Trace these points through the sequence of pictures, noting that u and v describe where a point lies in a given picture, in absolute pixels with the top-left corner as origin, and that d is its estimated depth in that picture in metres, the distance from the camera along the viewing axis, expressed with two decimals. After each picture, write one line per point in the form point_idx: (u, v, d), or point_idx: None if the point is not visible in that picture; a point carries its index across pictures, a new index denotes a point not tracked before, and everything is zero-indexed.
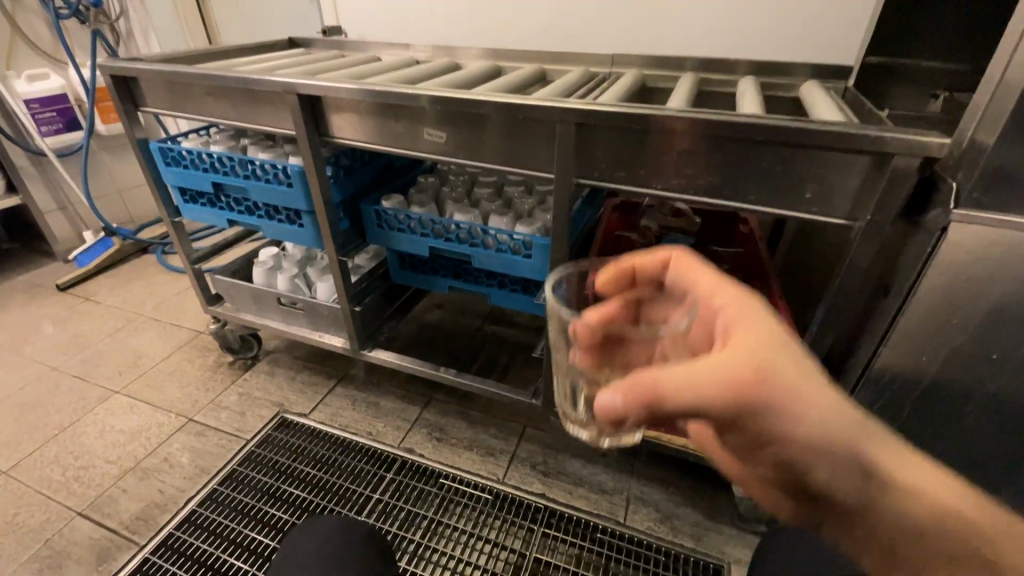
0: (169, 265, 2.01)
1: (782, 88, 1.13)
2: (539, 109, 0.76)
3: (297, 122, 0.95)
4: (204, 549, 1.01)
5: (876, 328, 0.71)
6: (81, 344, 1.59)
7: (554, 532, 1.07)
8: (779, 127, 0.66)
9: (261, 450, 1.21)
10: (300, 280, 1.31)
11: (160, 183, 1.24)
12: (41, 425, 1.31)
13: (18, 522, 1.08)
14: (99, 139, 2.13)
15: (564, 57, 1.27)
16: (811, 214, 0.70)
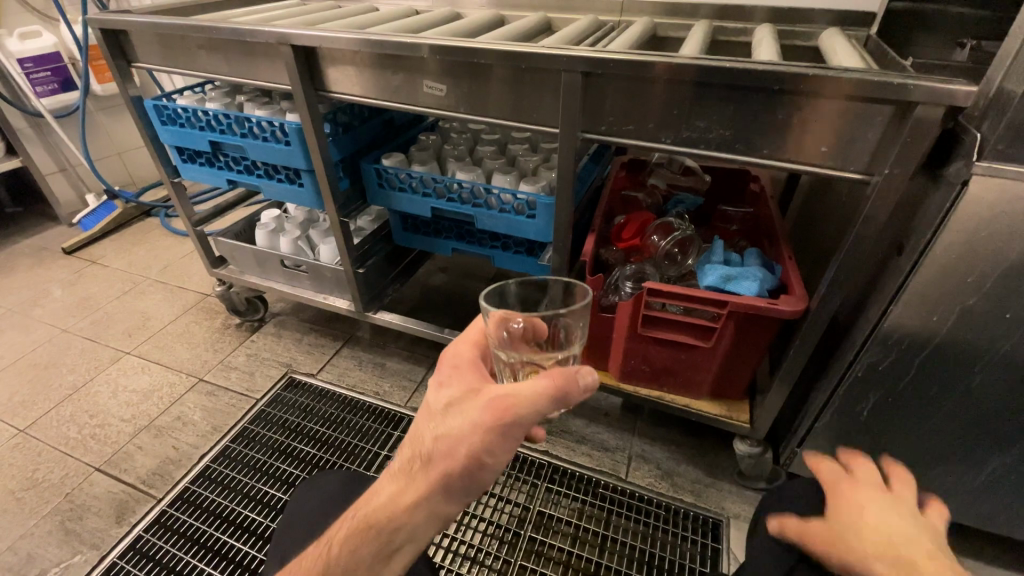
0: (172, 229, 2.00)
1: (801, 37, 1.08)
2: (543, 59, 0.73)
3: (292, 75, 0.92)
4: (219, 502, 1.04)
5: (887, 287, 0.69)
6: (90, 306, 1.61)
7: (557, 487, 1.10)
8: (796, 75, 0.62)
9: (271, 409, 1.23)
10: (303, 242, 1.30)
11: (158, 142, 1.22)
12: (56, 385, 1.34)
13: (39, 476, 1.12)
14: (97, 99, 2.08)
15: (571, 5, 1.21)
16: (826, 169, 0.68)
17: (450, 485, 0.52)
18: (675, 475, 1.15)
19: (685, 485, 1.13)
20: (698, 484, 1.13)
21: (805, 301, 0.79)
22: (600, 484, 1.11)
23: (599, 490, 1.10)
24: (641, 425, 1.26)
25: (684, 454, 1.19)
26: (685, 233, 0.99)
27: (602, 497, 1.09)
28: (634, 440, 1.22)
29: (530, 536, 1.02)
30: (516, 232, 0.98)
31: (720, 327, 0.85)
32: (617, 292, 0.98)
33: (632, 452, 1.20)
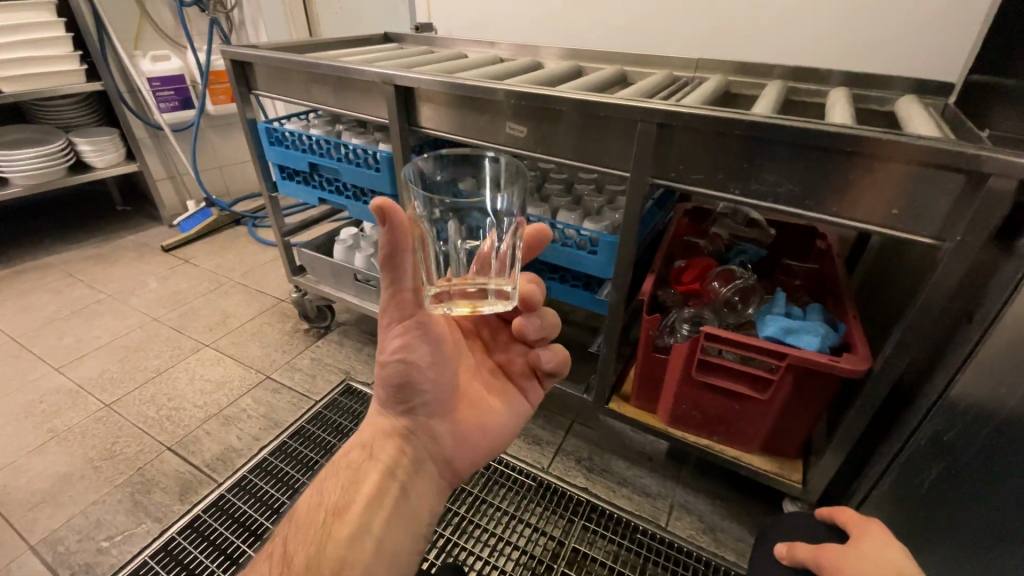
0: (257, 237, 2.19)
1: (877, 101, 1.09)
2: (621, 109, 0.79)
3: (390, 111, 1.03)
4: (272, 494, 1.11)
5: (957, 355, 0.68)
6: (180, 300, 1.78)
7: (594, 526, 1.09)
8: (869, 140, 0.64)
9: (327, 412, 1.30)
10: (375, 259, 1.40)
11: (262, 159, 1.37)
12: (144, 367, 1.48)
13: (119, 448, 1.23)
14: (208, 118, 2.35)
15: (648, 60, 1.28)
16: (897, 231, 0.68)
17: (385, 403, 0.63)
18: (718, 531, 1.11)
19: (727, 542, 1.09)
20: (741, 543, 1.09)
21: (869, 361, 0.78)
22: (638, 529, 1.09)
23: (637, 535, 1.08)
24: (684, 474, 1.23)
25: (728, 510, 1.15)
26: (747, 283, 0.99)
27: (639, 542, 1.06)
28: (676, 488, 1.20)
29: (563, 572, 1.01)
30: (578, 266, 1.02)
31: (777, 378, 0.85)
32: (672, 334, 0.99)
33: (673, 500, 1.18)
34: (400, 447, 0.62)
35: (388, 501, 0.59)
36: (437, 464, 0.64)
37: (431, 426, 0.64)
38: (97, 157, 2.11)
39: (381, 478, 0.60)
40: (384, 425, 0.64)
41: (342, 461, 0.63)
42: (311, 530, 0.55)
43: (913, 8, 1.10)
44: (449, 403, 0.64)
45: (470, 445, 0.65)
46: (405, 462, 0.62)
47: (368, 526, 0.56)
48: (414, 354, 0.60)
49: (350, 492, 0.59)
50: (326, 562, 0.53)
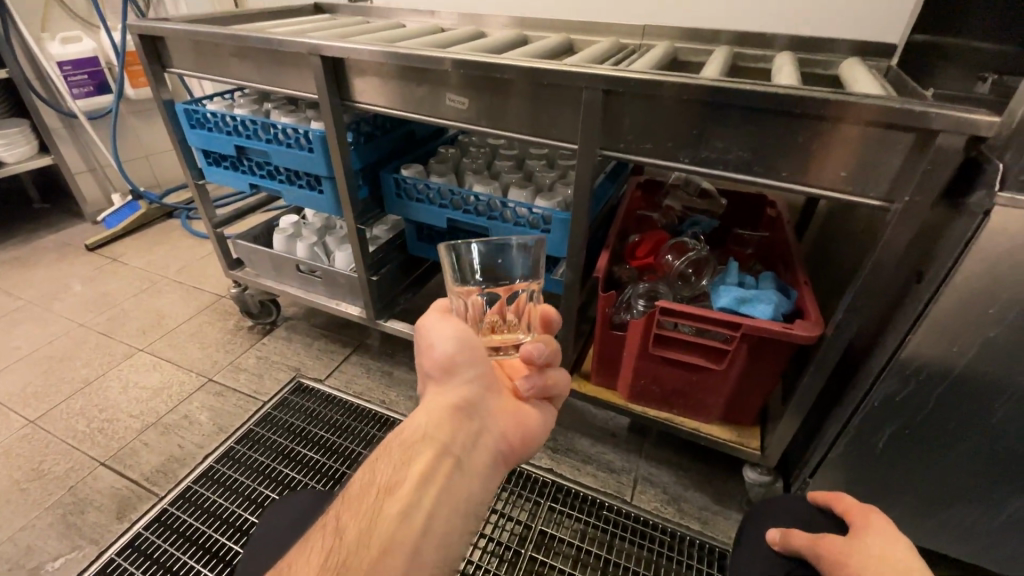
0: (192, 230, 2.04)
1: (822, 65, 1.08)
2: (565, 75, 0.74)
3: (319, 85, 0.94)
4: (220, 504, 1.03)
5: (906, 316, 0.68)
6: (108, 302, 1.64)
7: (561, 507, 1.08)
8: (817, 99, 0.63)
9: (277, 413, 1.23)
10: (319, 248, 1.32)
11: (185, 145, 1.25)
12: (69, 378, 1.35)
13: (44, 468, 1.12)
14: (129, 103, 2.15)
15: (594, 28, 1.23)
16: (845, 194, 0.67)
17: (437, 376, 0.59)
18: (682, 501, 1.12)
19: (692, 511, 1.10)
20: (704, 511, 1.11)
21: (821, 327, 0.78)
22: (604, 506, 1.08)
23: (603, 512, 1.07)
24: (648, 448, 1.24)
25: (691, 479, 1.17)
26: (700, 254, 0.98)
27: (606, 519, 1.06)
28: (640, 462, 1.21)
29: (532, 556, 1.00)
30: None
31: (732, 349, 0.84)
32: (629, 310, 0.97)
33: (637, 474, 1.18)
34: (456, 423, 0.57)
35: (442, 480, 0.53)
36: (491, 443, 0.59)
37: (484, 404, 0.61)
38: (6, 152, 1.90)
39: (434, 457, 0.54)
40: (439, 400, 0.58)
41: (391, 439, 0.57)
42: (363, 508, 0.51)
43: None
44: (497, 385, 0.63)
45: (520, 427, 0.63)
46: (460, 440, 0.57)
47: (420, 506, 0.51)
48: (466, 332, 0.60)
49: (402, 471, 0.53)
50: (375, 542, 0.48)
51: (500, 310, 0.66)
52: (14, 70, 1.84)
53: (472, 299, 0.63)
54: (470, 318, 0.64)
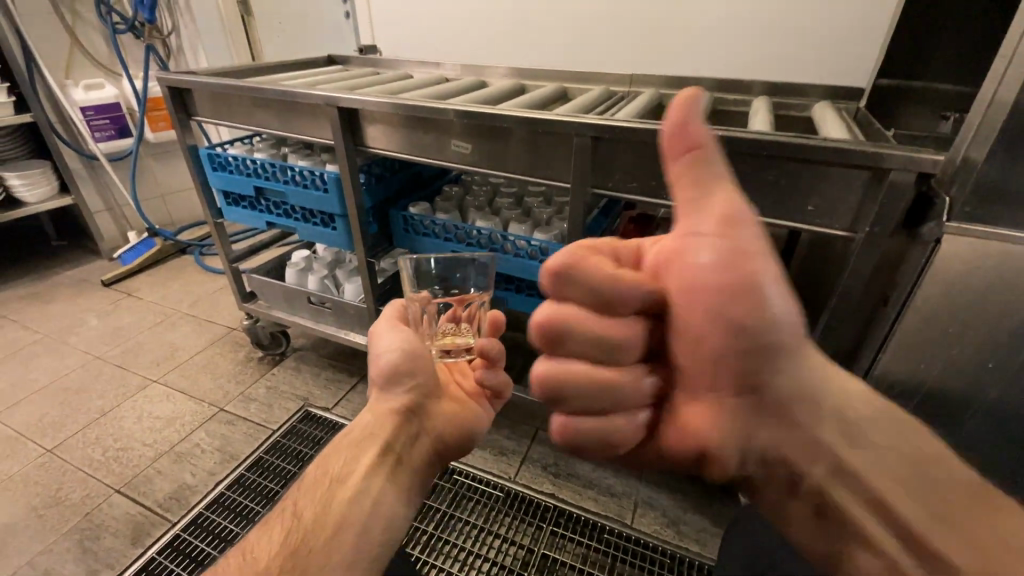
0: (205, 266, 2.12)
1: (796, 108, 1.17)
2: (558, 123, 0.83)
3: (335, 132, 1.03)
4: (231, 529, 1.06)
5: (876, 337, 0.74)
6: (124, 335, 1.70)
7: (562, 530, 1.11)
8: (782, 144, 0.70)
9: (287, 440, 1.27)
10: (329, 280, 1.39)
11: (206, 187, 1.34)
12: (85, 409, 1.40)
13: (60, 495, 1.15)
14: (148, 146, 2.27)
15: (585, 77, 1.33)
16: (813, 226, 0.74)
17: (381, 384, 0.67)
18: (681, 523, 1.15)
19: (691, 534, 1.13)
20: (703, 533, 1.13)
21: None
22: (605, 529, 1.11)
23: (604, 535, 1.10)
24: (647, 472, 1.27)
25: (690, 503, 1.19)
26: None
27: (607, 542, 1.08)
28: (639, 486, 1.23)
29: None
30: (527, 274, 1.05)
31: None
32: None
33: (637, 497, 1.21)
34: (400, 423, 0.64)
35: (387, 471, 0.60)
36: (429, 441, 0.67)
37: (425, 408, 0.68)
38: (28, 191, 2.00)
39: (379, 451, 0.61)
40: (384, 406, 0.66)
41: (343, 439, 0.64)
42: (317, 494, 0.57)
43: (820, 23, 1.20)
44: (438, 392, 0.70)
45: (456, 428, 0.70)
46: (402, 439, 0.63)
47: (368, 491, 0.57)
48: (409, 345, 0.67)
49: (351, 463, 0.60)
50: (330, 520, 0.54)
51: (454, 319, 0.75)
52: (40, 115, 1.94)
53: (427, 306, 0.71)
54: (423, 324, 0.72)
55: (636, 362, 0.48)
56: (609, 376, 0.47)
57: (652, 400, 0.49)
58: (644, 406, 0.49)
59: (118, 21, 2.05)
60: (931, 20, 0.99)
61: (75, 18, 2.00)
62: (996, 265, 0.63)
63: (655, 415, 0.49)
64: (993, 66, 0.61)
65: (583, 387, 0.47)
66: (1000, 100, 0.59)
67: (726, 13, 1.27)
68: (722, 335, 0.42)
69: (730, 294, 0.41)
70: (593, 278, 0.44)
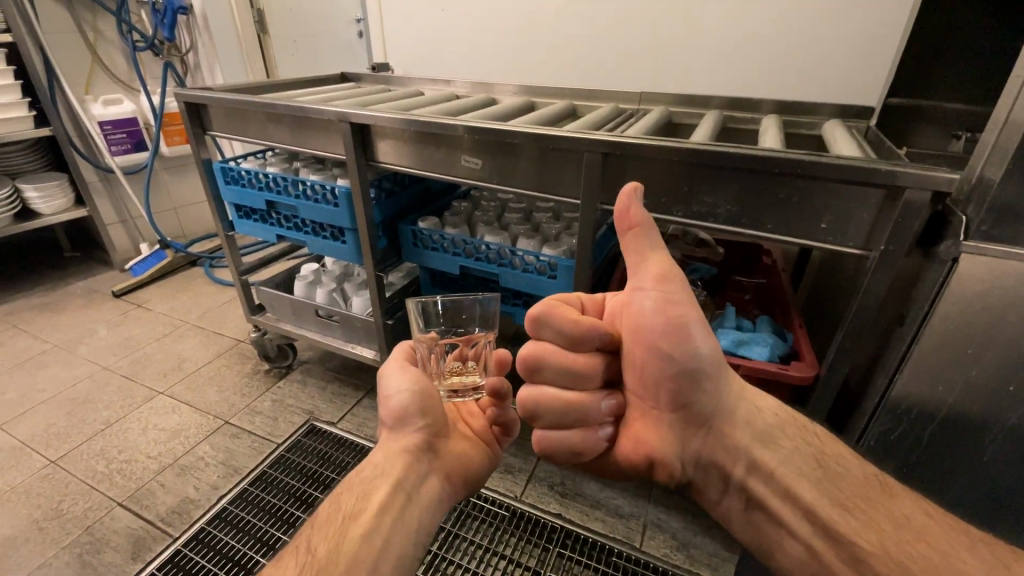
0: (214, 278, 2.13)
1: (805, 126, 1.17)
2: (568, 139, 0.83)
3: (347, 147, 1.04)
4: (233, 545, 1.05)
5: (892, 358, 0.73)
6: (132, 346, 1.71)
7: (569, 552, 1.08)
8: (793, 161, 0.70)
9: (290, 455, 1.26)
10: (337, 294, 1.40)
11: (219, 200, 1.36)
12: (90, 420, 1.39)
13: (63, 507, 1.14)
14: (163, 160, 2.31)
15: (594, 94, 1.35)
16: (827, 244, 0.74)
17: (390, 421, 0.65)
18: (691, 547, 1.12)
19: (701, 558, 1.10)
20: (714, 557, 1.10)
21: (815, 367, 0.84)
22: (613, 552, 1.08)
23: (612, 558, 1.07)
24: (656, 493, 1.24)
25: (700, 526, 1.16)
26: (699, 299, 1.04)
27: (615, 565, 1.05)
28: (648, 507, 1.21)
29: None
30: (535, 290, 1.05)
31: None
32: None
33: (646, 519, 1.18)
34: (410, 460, 0.62)
35: (397, 511, 0.58)
36: (439, 480, 0.64)
37: (435, 446, 0.66)
38: (44, 203, 2.03)
39: (390, 489, 0.59)
40: (394, 443, 0.64)
41: (354, 475, 0.63)
42: (330, 531, 0.56)
43: (830, 42, 1.21)
44: (447, 430, 0.68)
45: (465, 469, 0.67)
46: (413, 477, 0.62)
47: (379, 530, 0.56)
48: (419, 385, 0.66)
49: (362, 501, 0.58)
50: (342, 558, 0.52)
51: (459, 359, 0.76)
52: (56, 125, 1.97)
53: (433, 347, 0.72)
54: (431, 364, 0.72)
55: (599, 387, 0.62)
56: (576, 398, 0.60)
57: (612, 417, 0.62)
58: (607, 422, 0.62)
59: (138, 38, 2.12)
60: (940, 40, 1.00)
61: (97, 35, 2.06)
62: (1016, 285, 0.61)
63: (615, 430, 0.63)
64: (1008, 85, 0.61)
65: (556, 406, 0.60)
66: (1016, 118, 0.59)
67: (735, 32, 1.28)
68: (660, 365, 0.57)
69: (666, 337, 0.55)
70: (562, 325, 0.58)
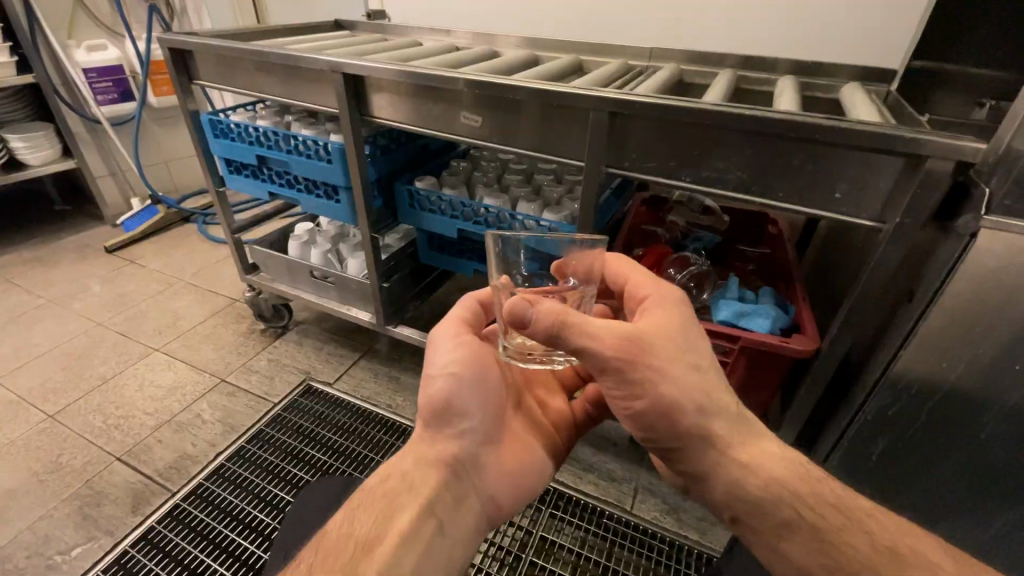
0: (208, 235, 2.09)
1: (822, 89, 1.12)
2: (574, 96, 0.78)
3: (340, 101, 0.99)
4: (231, 501, 1.06)
5: (898, 333, 0.71)
6: (126, 302, 1.69)
7: (561, 513, 1.10)
8: (811, 124, 0.66)
9: (287, 414, 1.27)
10: (332, 255, 1.37)
11: (208, 153, 1.31)
12: (87, 375, 1.39)
13: (62, 461, 1.15)
14: (152, 111, 2.22)
15: (602, 49, 1.28)
16: (839, 215, 0.71)
17: (431, 423, 0.64)
18: (680, 511, 1.14)
19: (690, 521, 1.12)
20: (702, 521, 1.13)
21: (816, 341, 0.82)
22: (604, 514, 1.10)
23: (603, 520, 1.09)
24: (649, 458, 1.26)
25: None
26: (700, 268, 1.00)
27: (606, 527, 1.08)
28: (640, 472, 1.23)
29: (531, 561, 1.02)
30: None
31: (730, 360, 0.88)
32: None
33: (637, 484, 1.20)
34: (445, 476, 0.61)
35: (425, 538, 0.56)
36: (475, 502, 0.62)
37: (475, 461, 0.64)
38: (31, 155, 1.95)
39: (417, 513, 0.57)
40: (431, 450, 0.63)
41: (377, 488, 0.60)
42: (341, 561, 0.52)
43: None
44: (495, 438, 0.66)
45: (510, 485, 0.65)
46: (445, 497, 0.60)
47: (403, 560, 0.53)
48: (469, 379, 0.64)
49: (386, 524, 0.56)
50: None
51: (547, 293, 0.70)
52: (40, 73, 1.88)
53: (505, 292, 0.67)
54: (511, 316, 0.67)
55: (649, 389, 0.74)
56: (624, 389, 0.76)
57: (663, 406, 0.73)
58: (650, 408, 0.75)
59: None
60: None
61: None
62: None
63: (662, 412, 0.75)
64: None
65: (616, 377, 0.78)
66: None
67: None
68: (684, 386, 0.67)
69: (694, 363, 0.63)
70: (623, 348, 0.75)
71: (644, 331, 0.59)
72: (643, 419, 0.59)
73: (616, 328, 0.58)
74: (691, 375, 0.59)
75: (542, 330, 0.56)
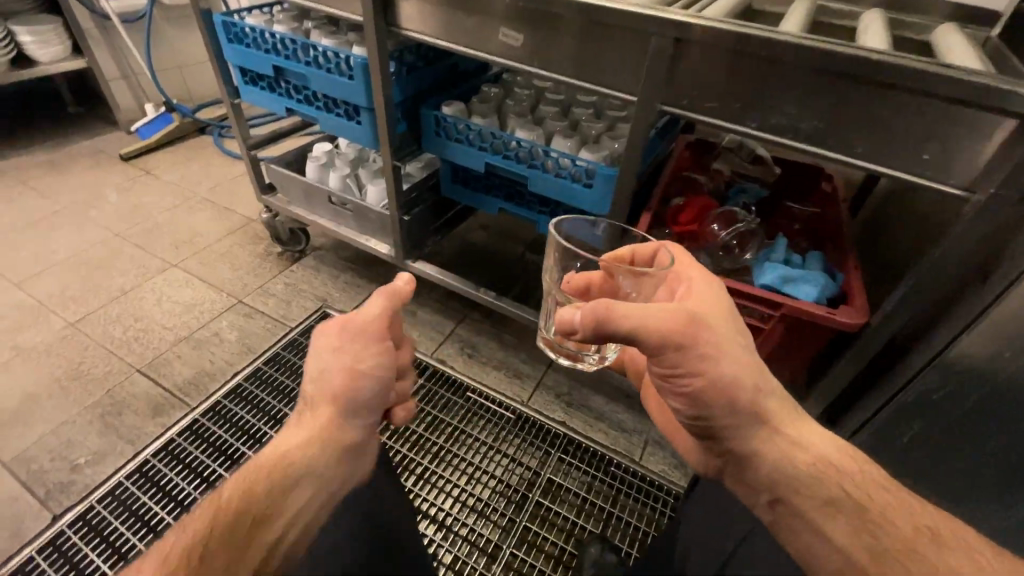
0: (225, 149, 2.02)
1: (913, 27, 0.97)
2: (635, 16, 0.68)
3: (365, 7, 0.88)
4: (249, 420, 1.09)
5: (963, 314, 0.66)
6: (142, 214, 1.66)
7: (570, 458, 1.11)
8: (911, 70, 0.56)
9: (304, 339, 1.27)
10: (351, 180, 1.30)
11: (222, 60, 1.21)
12: (106, 286, 1.39)
13: (84, 368, 1.17)
14: (163, 8, 2.07)
15: None
16: (920, 180, 0.62)
17: (332, 406, 0.56)
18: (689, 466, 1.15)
19: None
20: None
21: (865, 315, 0.76)
22: (613, 463, 1.11)
23: (611, 469, 1.10)
24: None
25: None
26: (746, 226, 0.92)
27: (613, 475, 1.09)
28: (652, 425, 1.22)
29: (537, 501, 1.04)
30: (569, 199, 0.95)
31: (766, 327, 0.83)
32: None
33: (648, 436, 1.20)
34: (343, 456, 0.56)
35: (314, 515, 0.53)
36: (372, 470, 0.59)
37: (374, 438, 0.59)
38: (40, 50, 1.87)
39: (312, 494, 0.53)
40: (327, 431, 0.56)
41: (265, 462, 0.53)
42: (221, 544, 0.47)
43: None
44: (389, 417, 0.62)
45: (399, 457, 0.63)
46: (342, 476, 0.55)
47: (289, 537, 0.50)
48: (371, 363, 0.57)
49: (274, 506, 0.50)
50: None
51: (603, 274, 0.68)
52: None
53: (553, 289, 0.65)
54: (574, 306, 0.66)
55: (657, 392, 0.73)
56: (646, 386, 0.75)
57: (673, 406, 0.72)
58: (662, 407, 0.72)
59: None
60: None
61: None
62: None
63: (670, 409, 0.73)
64: None
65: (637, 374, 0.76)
66: None
67: None
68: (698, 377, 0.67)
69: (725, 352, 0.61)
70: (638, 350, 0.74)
71: (699, 310, 0.56)
72: (695, 398, 0.57)
73: (677, 312, 0.54)
74: (746, 356, 0.57)
75: (590, 324, 0.51)
